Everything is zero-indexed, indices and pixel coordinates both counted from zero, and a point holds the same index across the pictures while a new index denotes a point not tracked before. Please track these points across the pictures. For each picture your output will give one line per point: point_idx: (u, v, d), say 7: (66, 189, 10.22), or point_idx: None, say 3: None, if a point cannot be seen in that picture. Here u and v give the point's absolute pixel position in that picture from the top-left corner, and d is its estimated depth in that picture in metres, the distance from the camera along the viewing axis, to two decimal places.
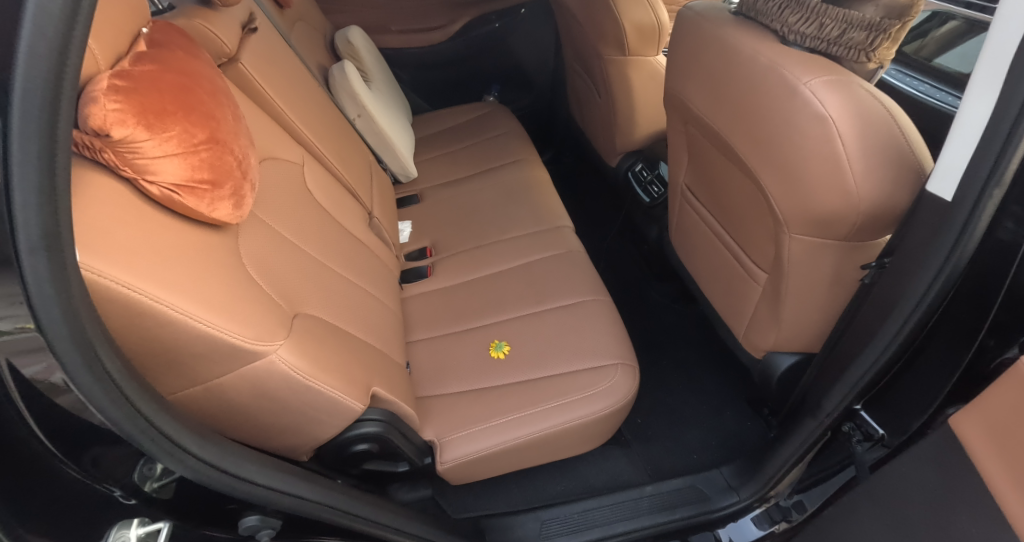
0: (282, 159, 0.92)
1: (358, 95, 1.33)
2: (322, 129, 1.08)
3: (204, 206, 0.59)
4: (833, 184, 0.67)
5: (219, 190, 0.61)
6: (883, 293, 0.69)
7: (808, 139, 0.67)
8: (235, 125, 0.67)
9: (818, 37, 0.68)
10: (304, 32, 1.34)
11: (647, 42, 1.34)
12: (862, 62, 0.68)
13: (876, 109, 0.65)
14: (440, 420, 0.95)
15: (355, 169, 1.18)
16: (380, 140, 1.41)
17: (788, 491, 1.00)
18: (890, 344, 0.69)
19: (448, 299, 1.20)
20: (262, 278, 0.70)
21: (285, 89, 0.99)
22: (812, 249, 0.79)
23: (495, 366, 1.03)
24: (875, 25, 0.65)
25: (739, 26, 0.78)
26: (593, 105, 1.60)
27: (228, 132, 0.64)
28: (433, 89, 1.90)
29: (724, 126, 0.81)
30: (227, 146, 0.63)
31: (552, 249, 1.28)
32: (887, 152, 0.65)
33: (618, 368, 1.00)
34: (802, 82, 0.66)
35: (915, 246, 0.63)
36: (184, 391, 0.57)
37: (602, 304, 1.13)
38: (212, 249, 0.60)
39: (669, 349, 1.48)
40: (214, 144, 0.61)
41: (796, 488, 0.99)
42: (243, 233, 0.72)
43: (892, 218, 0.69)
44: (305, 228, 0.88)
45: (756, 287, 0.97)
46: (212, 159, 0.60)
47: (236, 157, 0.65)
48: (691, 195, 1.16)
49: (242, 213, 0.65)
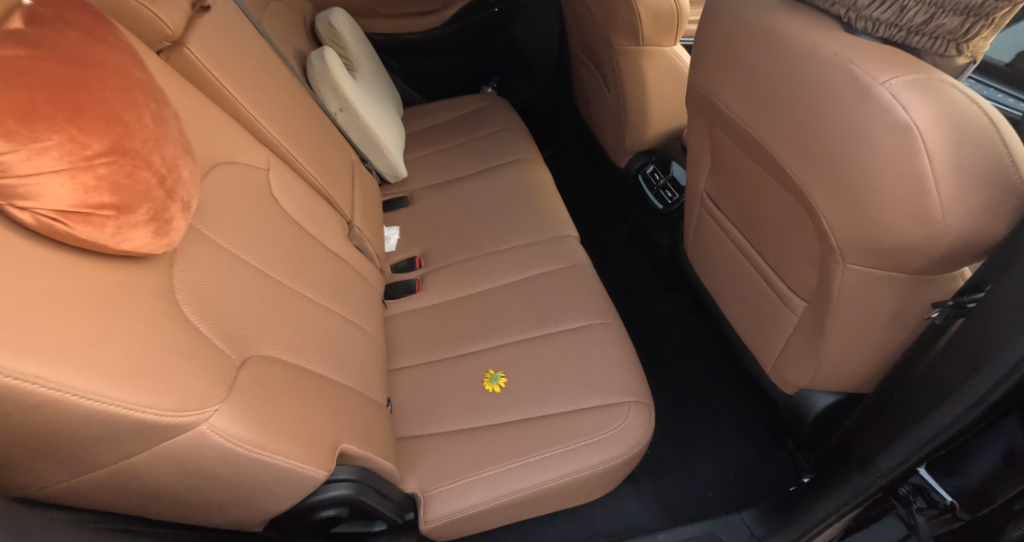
0: (240, 164, 0.78)
1: (340, 87, 1.18)
2: (296, 127, 0.94)
3: (108, 237, 0.47)
4: (912, 210, 0.54)
5: (131, 215, 0.48)
6: (964, 343, 0.57)
7: (882, 153, 0.53)
8: (155, 129, 0.54)
9: (895, 24, 0.54)
10: (277, 14, 1.19)
11: (663, 31, 1.18)
12: (950, 56, 0.54)
13: (973, 116, 0.51)
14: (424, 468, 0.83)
15: (335, 173, 1.04)
16: (365, 138, 1.27)
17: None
18: (970, 406, 0.57)
19: (438, 319, 1.07)
20: (201, 316, 0.57)
21: (250, 82, 0.84)
22: (870, 281, 0.66)
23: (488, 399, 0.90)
24: (975, 9, 0.50)
25: (791, 11, 0.64)
26: (601, 100, 1.45)
27: (146, 141, 0.52)
28: (426, 80, 1.75)
29: (764, 133, 0.68)
30: (144, 158, 0.51)
31: (556, 263, 1.14)
32: (984, 171, 0.51)
33: (631, 408, 0.87)
34: (877, 81, 0.53)
35: (1013, 291, 0.50)
36: (81, 477, 0.46)
37: (612, 329, 1.00)
38: (115, 290, 0.47)
39: (682, 368, 1.35)
40: (122, 157, 0.48)
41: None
42: (179, 261, 0.59)
43: (978, 251, 0.56)
44: (267, 247, 0.76)
45: (792, 317, 0.85)
46: (118, 175, 0.48)
47: (156, 171, 0.52)
48: (711, 204, 1.04)
49: (168, 241, 0.53)
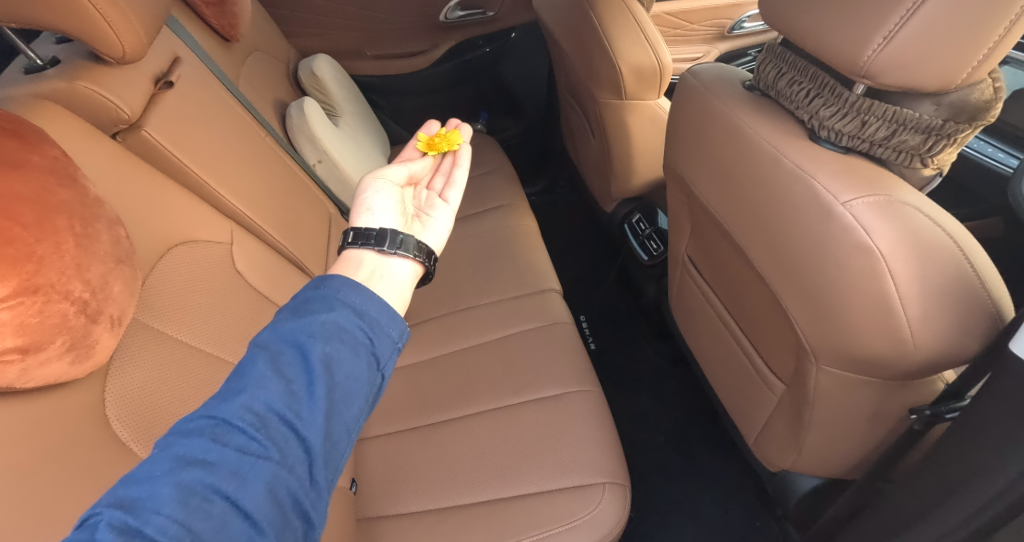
0: (198, 242, 0.73)
1: (318, 139, 1.09)
2: (262, 191, 0.89)
3: (14, 380, 0.42)
4: (883, 327, 0.52)
5: (45, 351, 0.43)
6: (948, 463, 0.55)
7: (850, 274, 0.52)
8: (79, 253, 0.48)
9: (857, 135, 0.55)
10: (255, 66, 1.14)
11: (646, 86, 1.15)
12: (915, 168, 0.56)
13: (932, 231, 0.50)
14: (374, 205, 0.70)
15: (309, 233, 0.99)
16: (347, 190, 1.17)
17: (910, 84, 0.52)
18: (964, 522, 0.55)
19: (413, 383, 1.03)
20: (134, 437, 0.54)
21: (208, 155, 0.79)
22: (846, 384, 0.62)
23: (463, 162, 0.85)
24: (936, 129, 0.53)
25: (754, 107, 0.64)
26: (589, 146, 1.41)
27: (59, 268, 0.45)
28: (413, 116, 1.67)
29: (741, 228, 0.65)
30: (60, 289, 0.45)
31: (536, 320, 1.10)
32: (954, 292, 0.50)
33: (606, 490, 0.84)
34: (839, 200, 0.52)
35: (994, 422, 0.49)
36: None
37: (591, 399, 0.96)
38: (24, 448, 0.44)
39: (667, 423, 1.29)
40: (32, 294, 0.42)
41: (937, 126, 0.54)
42: (113, 372, 0.55)
43: (955, 362, 0.54)
44: (226, 330, 0.71)
45: (771, 396, 0.79)
46: (27, 315, 0.42)
47: (73, 298, 0.46)
48: (693, 266, 0.96)
49: (87, 367, 0.48)
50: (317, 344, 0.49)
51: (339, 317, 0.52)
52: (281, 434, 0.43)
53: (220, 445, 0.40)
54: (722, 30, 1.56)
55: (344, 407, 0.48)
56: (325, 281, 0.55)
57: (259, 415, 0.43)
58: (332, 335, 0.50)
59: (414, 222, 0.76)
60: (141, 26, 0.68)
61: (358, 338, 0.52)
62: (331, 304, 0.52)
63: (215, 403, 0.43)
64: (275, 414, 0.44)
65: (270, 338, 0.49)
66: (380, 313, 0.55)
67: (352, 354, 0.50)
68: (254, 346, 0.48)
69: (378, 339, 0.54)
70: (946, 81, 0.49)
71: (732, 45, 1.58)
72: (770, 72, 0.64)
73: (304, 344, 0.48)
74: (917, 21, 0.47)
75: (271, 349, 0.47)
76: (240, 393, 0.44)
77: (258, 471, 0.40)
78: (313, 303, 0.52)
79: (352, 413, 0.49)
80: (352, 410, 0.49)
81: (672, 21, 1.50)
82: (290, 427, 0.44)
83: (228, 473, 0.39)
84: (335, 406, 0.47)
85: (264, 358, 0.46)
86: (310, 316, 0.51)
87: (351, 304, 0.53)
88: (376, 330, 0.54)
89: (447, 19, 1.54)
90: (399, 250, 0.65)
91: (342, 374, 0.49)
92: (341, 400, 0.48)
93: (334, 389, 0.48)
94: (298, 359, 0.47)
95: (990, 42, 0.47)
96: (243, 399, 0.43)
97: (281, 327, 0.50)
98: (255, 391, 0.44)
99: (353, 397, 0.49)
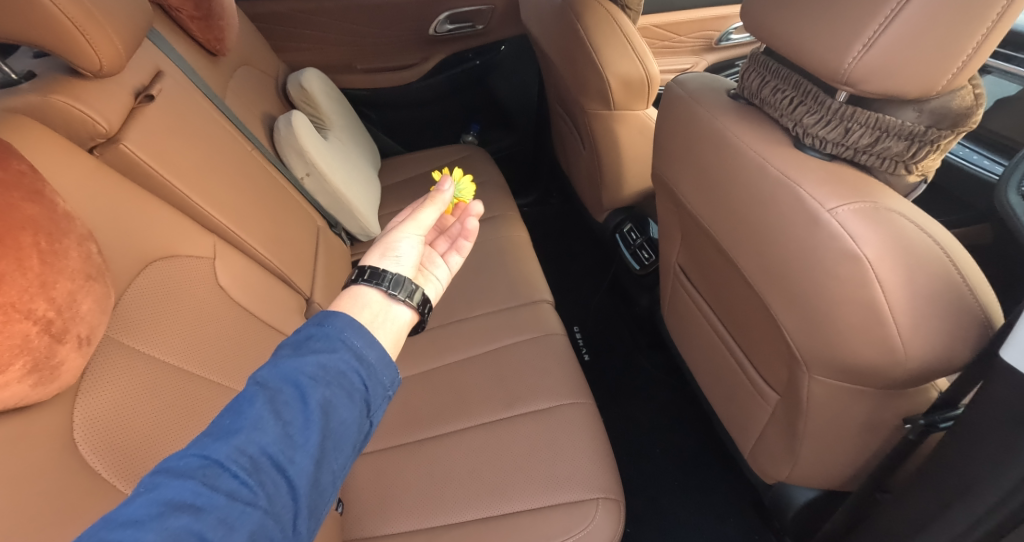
0: (180, 257, 0.72)
1: (306, 152, 1.07)
2: (245, 203, 0.87)
3: None
4: (874, 338, 0.51)
5: (5, 374, 0.42)
6: (943, 473, 0.53)
7: (840, 282, 0.51)
8: (45, 270, 0.46)
9: (841, 143, 0.55)
10: (242, 80, 1.14)
11: (635, 96, 1.15)
12: (900, 174, 0.55)
13: (932, 253, 0.50)
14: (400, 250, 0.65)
15: (296, 246, 0.97)
16: (336, 203, 1.15)
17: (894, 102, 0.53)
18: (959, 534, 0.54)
19: (403, 398, 1.01)
20: (100, 459, 0.53)
21: (189, 169, 0.78)
22: (838, 393, 0.61)
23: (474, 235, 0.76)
24: (918, 135, 0.53)
25: (740, 116, 0.64)
26: (579, 156, 1.41)
27: (21, 288, 0.44)
28: (404, 128, 1.66)
29: (729, 235, 0.64)
30: (22, 309, 0.44)
31: (527, 332, 1.09)
32: (945, 302, 0.49)
33: (600, 504, 0.82)
34: (825, 208, 0.51)
35: (990, 432, 0.47)
36: None
37: (583, 411, 0.94)
38: None
39: (662, 436, 1.27)
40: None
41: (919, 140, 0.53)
42: (84, 391, 0.54)
43: (946, 371, 0.53)
44: (205, 345, 0.69)
45: (765, 407, 0.78)
46: None
47: (36, 319, 0.45)
48: (684, 276, 0.94)
49: (49, 389, 0.47)
50: (317, 386, 0.45)
51: (340, 358, 0.48)
52: (272, 480, 0.40)
53: (210, 489, 0.38)
54: (710, 42, 1.57)
55: (336, 456, 0.45)
56: (329, 318, 0.51)
57: (252, 459, 0.40)
58: (331, 378, 0.47)
59: (419, 272, 0.69)
60: (120, 41, 0.68)
61: (355, 383, 0.48)
62: (333, 343, 0.49)
63: (208, 441, 0.41)
64: (268, 458, 0.41)
65: (270, 375, 0.46)
66: (379, 360, 0.51)
67: (349, 400, 0.47)
68: (252, 382, 0.45)
69: (373, 386, 0.50)
70: (927, 87, 0.49)
71: (720, 56, 1.60)
72: (754, 81, 0.64)
73: (304, 386, 0.45)
74: (897, 25, 0.46)
75: (269, 387, 0.45)
76: (236, 435, 0.41)
77: (244, 521, 0.37)
78: (316, 339, 0.49)
79: (342, 461, 0.46)
80: (342, 458, 0.46)
81: (660, 33, 1.50)
82: (281, 474, 0.41)
83: (216, 521, 0.36)
84: (327, 455, 0.44)
85: (262, 398, 0.43)
86: (311, 355, 0.47)
87: (353, 346, 0.50)
88: (373, 376, 0.50)
89: (437, 33, 1.55)
90: (408, 299, 0.60)
91: (338, 420, 0.46)
92: (333, 448, 0.45)
93: (328, 436, 0.45)
94: (297, 401, 0.44)
95: (969, 48, 0.46)
96: (237, 441, 0.41)
97: (281, 364, 0.46)
98: (250, 433, 0.41)
99: (344, 445, 0.46)
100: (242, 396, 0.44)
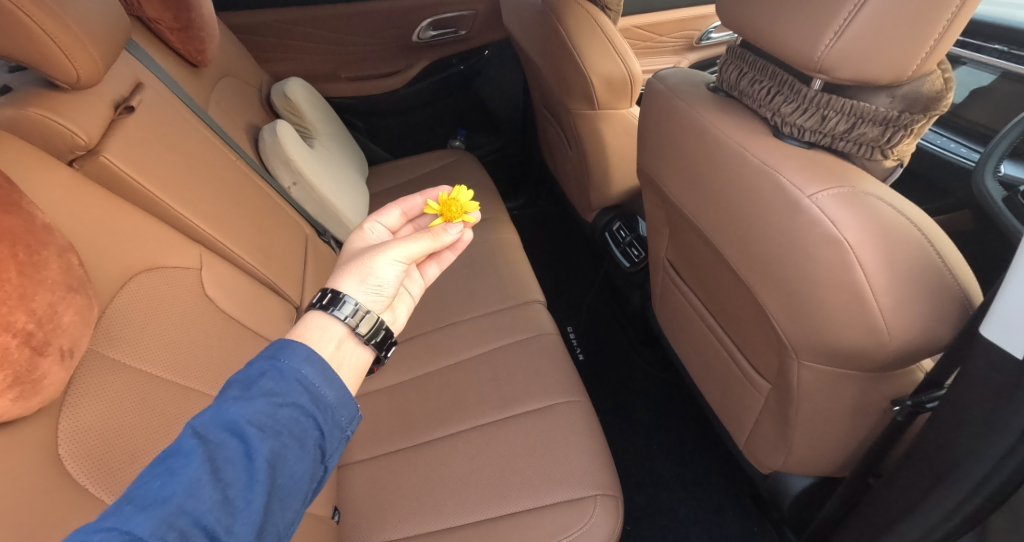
0: (165, 269, 0.72)
1: (293, 161, 1.06)
2: (229, 212, 0.86)
3: None
4: (856, 318, 0.52)
5: None
6: (936, 453, 0.53)
7: (820, 266, 0.52)
8: (23, 282, 0.46)
9: (818, 130, 0.56)
10: (224, 90, 1.13)
11: (618, 95, 1.16)
12: (876, 159, 0.56)
13: (902, 249, 0.50)
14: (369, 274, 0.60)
15: (284, 255, 0.97)
16: (324, 212, 1.14)
17: (869, 88, 0.54)
18: (952, 513, 0.54)
19: (397, 403, 1.01)
20: (86, 474, 0.52)
21: (172, 180, 0.78)
22: (827, 379, 0.61)
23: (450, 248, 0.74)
24: (892, 121, 0.54)
25: (720, 109, 0.64)
26: (565, 156, 1.40)
27: None
28: (390, 135, 1.65)
29: (713, 226, 0.65)
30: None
31: (520, 332, 1.08)
32: (921, 283, 0.50)
33: (597, 501, 0.82)
34: (806, 194, 0.52)
35: (976, 407, 0.48)
36: None
37: (577, 410, 0.94)
38: None
39: (660, 432, 1.27)
40: None
41: (893, 124, 0.54)
42: (70, 404, 0.53)
43: (930, 351, 0.54)
44: (191, 355, 0.69)
45: (757, 397, 0.77)
46: None
47: (13, 333, 0.44)
48: (674, 271, 0.94)
49: (33, 402, 0.46)
50: (264, 438, 0.44)
51: (293, 402, 0.48)
52: None
53: None
54: (690, 42, 1.59)
55: (282, 514, 0.44)
56: (284, 350, 0.50)
57: (183, 533, 0.37)
58: (281, 428, 0.46)
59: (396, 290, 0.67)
60: (98, 52, 0.68)
61: (309, 428, 0.48)
62: (288, 383, 0.48)
63: (129, 512, 0.37)
64: (203, 530, 0.38)
65: (210, 424, 0.44)
66: (338, 398, 0.51)
67: (301, 451, 0.46)
68: (191, 433, 0.43)
69: (329, 429, 0.50)
70: (897, 73, 0.50)
71: (701, 55, 1.62)
72: (732, 73, 0.65)
73: (250, 440, 0.44)
74: (865, 13, 0.47)
75: (210, 440, 0.43)
76: (164, 505, 0.38)
77: None
78: (267, 378, 0.48)
79: (288, 517, 0.45)
80: (288, 514, 0.45)
81: (640, 34, 1.51)
82: None
83: None
84: (271, 513, 0.43)
85: (201, 454, 0.41)
86: (260, 397, 0.46)
87: (309, 386, 0.49)
88: (329, 418, 0.50)
89: (420, 39, 1.55)
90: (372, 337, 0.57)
91: (286, 474, 0.45)
92: (278, 504, 0.44)
93: (274, 491, 0.44)
94: (241, 458, 0.43)
95: (935, 35, 0.47)
96: (164, 513, 0.37)
97: (225, 410, 0.45)
98: (181, 501, 0.38)
99: (291, 499, 0.45)
100: (178, 449, 0.42)
